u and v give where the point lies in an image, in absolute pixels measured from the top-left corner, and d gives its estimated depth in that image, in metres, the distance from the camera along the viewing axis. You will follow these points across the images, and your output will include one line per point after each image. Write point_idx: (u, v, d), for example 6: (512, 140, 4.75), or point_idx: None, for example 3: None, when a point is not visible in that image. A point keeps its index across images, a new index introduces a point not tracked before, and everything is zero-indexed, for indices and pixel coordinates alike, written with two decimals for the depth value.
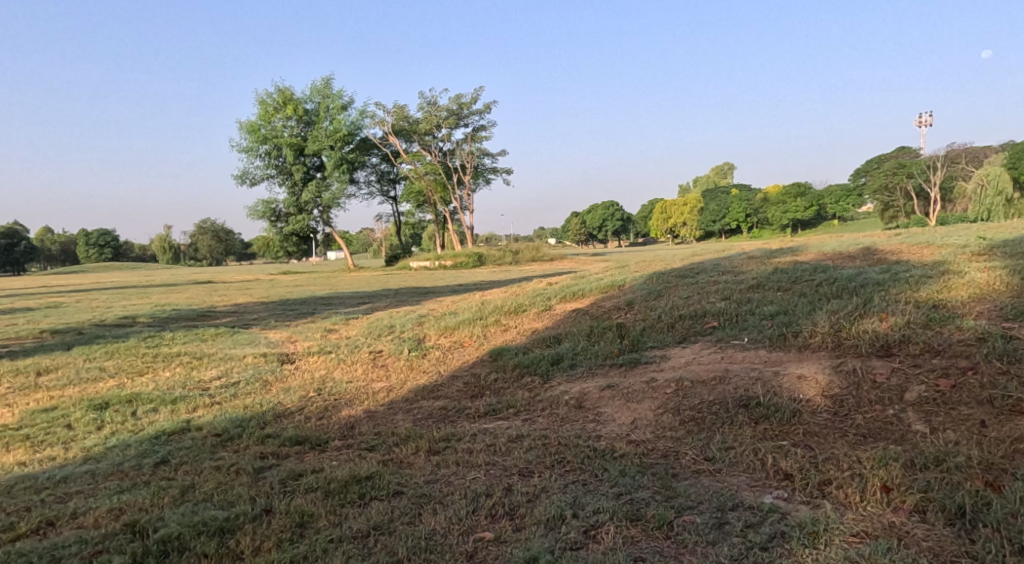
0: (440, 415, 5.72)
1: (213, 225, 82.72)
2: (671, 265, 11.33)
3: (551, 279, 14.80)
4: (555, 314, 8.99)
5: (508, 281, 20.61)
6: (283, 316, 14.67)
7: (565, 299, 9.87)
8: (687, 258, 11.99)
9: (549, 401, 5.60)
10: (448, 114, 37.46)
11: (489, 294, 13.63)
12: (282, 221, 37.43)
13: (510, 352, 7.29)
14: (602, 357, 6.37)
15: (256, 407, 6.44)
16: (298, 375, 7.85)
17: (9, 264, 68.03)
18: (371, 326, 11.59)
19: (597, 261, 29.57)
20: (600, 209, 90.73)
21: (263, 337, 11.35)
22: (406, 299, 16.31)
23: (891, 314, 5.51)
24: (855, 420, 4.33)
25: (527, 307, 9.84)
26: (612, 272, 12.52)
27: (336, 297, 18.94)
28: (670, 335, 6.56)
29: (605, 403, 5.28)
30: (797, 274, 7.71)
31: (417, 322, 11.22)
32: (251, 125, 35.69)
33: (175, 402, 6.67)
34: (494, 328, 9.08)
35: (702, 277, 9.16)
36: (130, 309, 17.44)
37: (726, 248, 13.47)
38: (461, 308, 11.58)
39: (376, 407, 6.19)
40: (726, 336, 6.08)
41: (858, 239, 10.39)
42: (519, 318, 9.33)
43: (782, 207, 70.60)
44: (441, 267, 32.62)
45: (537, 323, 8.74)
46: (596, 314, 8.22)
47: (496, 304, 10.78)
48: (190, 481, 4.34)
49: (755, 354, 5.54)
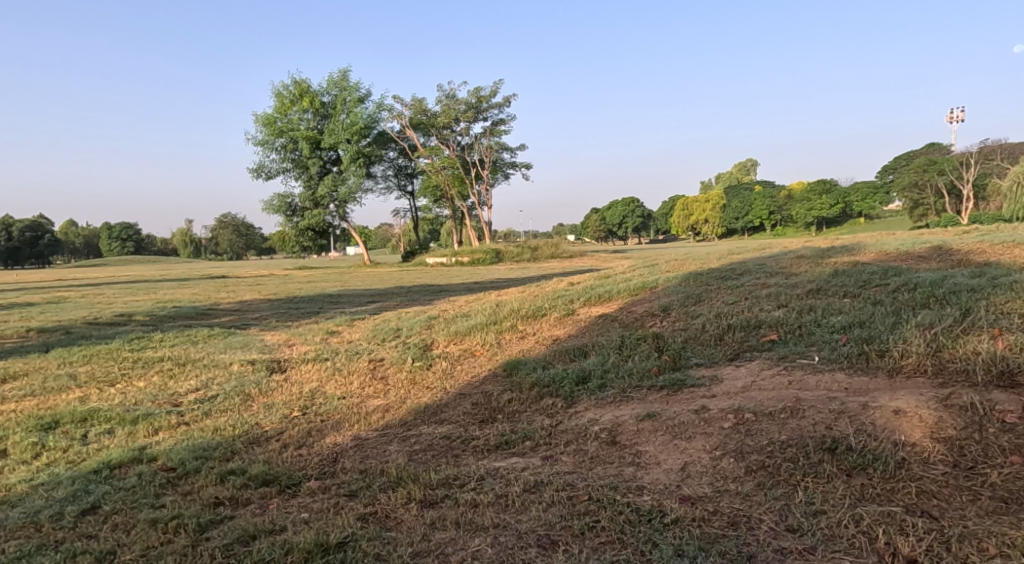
0: (442, 448, 4.71)
1: (233, 220, 82.83)
2: (707, 264, 10.22)
3: (572, 278, 13.80)
4: (579, 320, 7.92)
5: (527, 280, 19.64)
6: (286, 316, 13.73)
7: (590, 303, 8.80)
8: (725, 257, 10.85)
9: (575, 434, 4.57)
10: (467, 107, 36.51)
11: (506, 294, 12.57)
12: (297, 215, 36.72)
13: (527, 366, 6.25)
14: (640, 377, 5.31)
15: (228, 430, 5.45)
16: (285, 389, 6.85)
17: (33, 257, 68.61)
18: (376, 329, 10.59)
19: (619, 260, 28.50)
20: (620, 206, 89.53)
21: (258, 340, 10.38)
22: (417, 298, 15.39)
23: (1006, 332, 4.40)
24: (988, 478, 3.26)
25: (548, 311, 8.78)
26: (640, 272, 11.47)
27: (345, 294, 18.08)
28: (719, 351, 5.47)
29: (646, 440, 4.22)
30: (865, 277, 6.58)
31: (426, 326, 10.22)
32: (268, 118, 35.01)
33: (137, 422, 5.71)
34: (510, 335, 8.04)
35: (747, 278, 8.08)
36: (131, 307, 16.62)
37: (765, 246, 12.32)
38: (475, 311, 10.55)
39: (367, 434, 5.19)
40: (792, 353, 4.99)
41: (919, 237, 9.27)
42: (538, 323, 8.30)
43: (807, 205, 68.94)
44: (457, 264, 31.69)
45: (560, 331, 7.69)
46: (628, 322, 7.13)
47: (512, 307, 9.73)
48: (113, 546, 3.38)
49: (831, 379, 4.44)
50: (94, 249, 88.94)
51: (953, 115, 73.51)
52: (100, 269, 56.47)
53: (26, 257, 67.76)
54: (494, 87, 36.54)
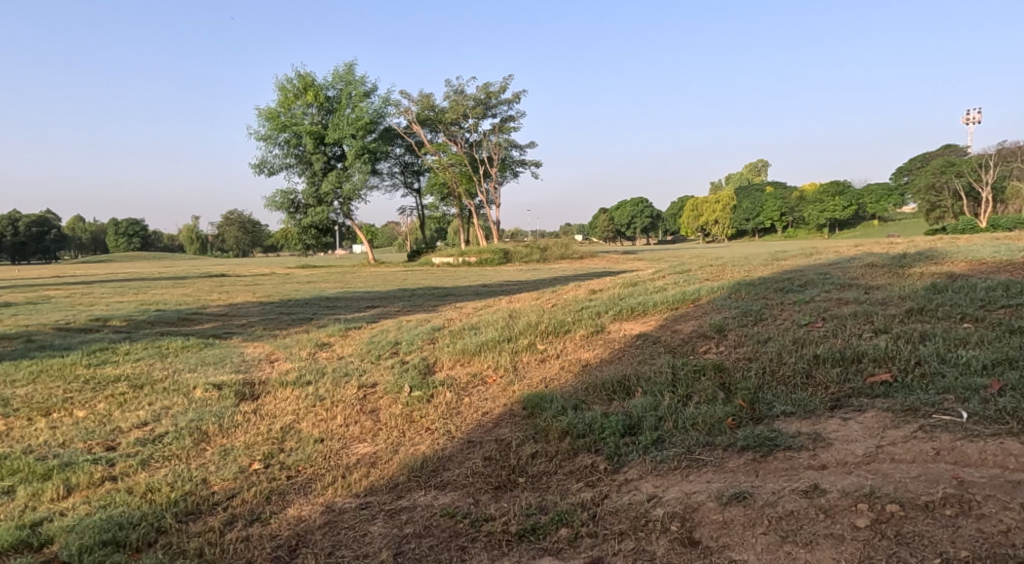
0: (443, 535, 3.43)
1: (240, 217, 81.82)
2: (753, 271, 8.87)
3: (593, 283, 12.48)
4: (612, 341, 6.57)
5: (539, 284, 18.33)
6: (275, 323, 12.42)
7: (621, 317, 7.46)
8: (772, 264, 9.47)
9: (628, 520, 3.28)
10: (476, 103, 35.25)
11: (519, 302, 11.21)
12: (301, 213, 35.47)
13: (553, 406, 4.89)
14: (709, 431, 3.98)
15: (162, 493, 4.12)
16: (251, 427, 5.52)
17: (39, 252, 67.91)
18: (371, 343, 9.26)
19: (632, 263, 27.08)
20: (630, 205, 87.99)
21: (236, 354, 9.07)
22: (421, 304, 14.09)
23: None
24: None
25: (572, 328, 7.42)
26: (672, 278, 10.15)
27: (344, 298, 16.78)
28: (813, 396, 4.12)
29: (739, 543, 2.92)
30: (981, 294, 5.23)
31: (429, 340, 8.88)
32: (270, 112, 33.78)
33: (48, 476, 4.40)
34: (529, 358, 6.68)
35: (814, 291, 6.74)
36: (112, 309, 15.37)
37: (810, 250, 10.98)
38: (486, 323, 9.19)
39: (344, 504, 3.89)
40: (924, 405, 3.63)
41: (1006, 244, 7.94)
42: (561, 342, 6.98)
43: (820, 207, 67.40)
44: (464, 264, 30.41)
45: (591, 354, 6.34)
46: (677, 348, 5.76)
47: (529, 319, 8.39)
48: None
49: (1002, 449, 3.11)
50: (101, 244, 88.07)
51: (971, 115, 71.87)
52: (103, 265, 55.48)
53: (33, 252, 67.16)
54: (504, 83, 35.23)
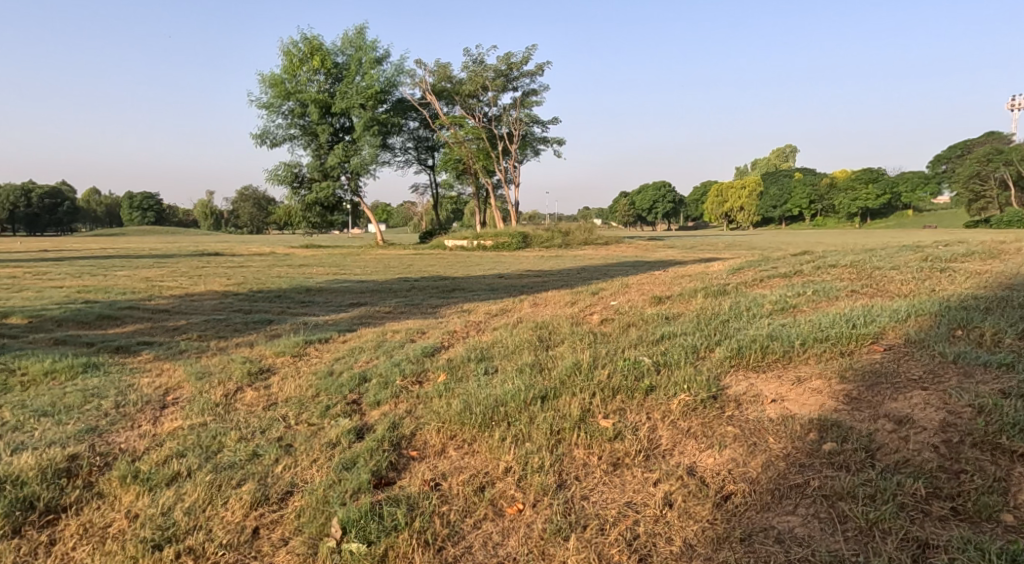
0: None
1: (253, 194, 79.06)
2: (934, 282, 5.53)
3: (647, 284, 9.20)
4: (758, 428, 3.23)
5: (567, 277, 15.07)
6: (219, 327, 9.25)
7: (748, 366, 4.12)
8: (953, 270, 6.00)
9: None
10: (497, 74, 31.66)
11: (550, 312, 7.89)
12: (305, 188, 32.26)
13: None
14: None
15: None
16: None
17: (53, 225, 65.64)
18: (327, 377, 5.97)
19: (664, 253, 23.58)
20: (652, 190, 83.76)
21: (119, 390, 5.88)
22: (419, 303, 10.90)
23: None
24: None
25: (658, 389, 3.99)
26: (778, 285, 6.82)
27: (327, 291, 13.50)
28: None
29: None
30: None
31: (414, 380, 5.53)
32: (274, 78, 30.40)
33: None
34: (588, 457, 3.36)
35: None
36: (33, 299, 12.13)
37: (966, 248, 7.64)
38: (503, 352, 5.82)
39: None
40: None
41: None
42: (644, 417, 3.66)
43: (851, 195, 63.11)
44: (479, 248, 27.29)
45: (720, 465, 3.06)
46: (952, 488, 2.67)
47: (576, 352, 5.07)
48: None
49: None
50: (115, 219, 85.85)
51: (1015, 101, 67.45)
52: (106, 241, 52.80)
53: (47, 226, 64.81)
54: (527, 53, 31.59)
